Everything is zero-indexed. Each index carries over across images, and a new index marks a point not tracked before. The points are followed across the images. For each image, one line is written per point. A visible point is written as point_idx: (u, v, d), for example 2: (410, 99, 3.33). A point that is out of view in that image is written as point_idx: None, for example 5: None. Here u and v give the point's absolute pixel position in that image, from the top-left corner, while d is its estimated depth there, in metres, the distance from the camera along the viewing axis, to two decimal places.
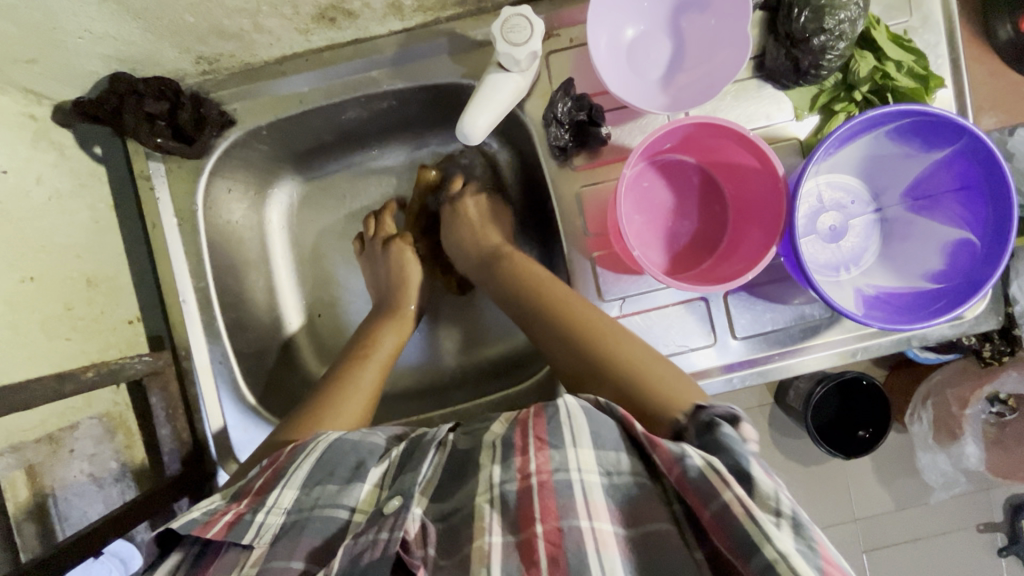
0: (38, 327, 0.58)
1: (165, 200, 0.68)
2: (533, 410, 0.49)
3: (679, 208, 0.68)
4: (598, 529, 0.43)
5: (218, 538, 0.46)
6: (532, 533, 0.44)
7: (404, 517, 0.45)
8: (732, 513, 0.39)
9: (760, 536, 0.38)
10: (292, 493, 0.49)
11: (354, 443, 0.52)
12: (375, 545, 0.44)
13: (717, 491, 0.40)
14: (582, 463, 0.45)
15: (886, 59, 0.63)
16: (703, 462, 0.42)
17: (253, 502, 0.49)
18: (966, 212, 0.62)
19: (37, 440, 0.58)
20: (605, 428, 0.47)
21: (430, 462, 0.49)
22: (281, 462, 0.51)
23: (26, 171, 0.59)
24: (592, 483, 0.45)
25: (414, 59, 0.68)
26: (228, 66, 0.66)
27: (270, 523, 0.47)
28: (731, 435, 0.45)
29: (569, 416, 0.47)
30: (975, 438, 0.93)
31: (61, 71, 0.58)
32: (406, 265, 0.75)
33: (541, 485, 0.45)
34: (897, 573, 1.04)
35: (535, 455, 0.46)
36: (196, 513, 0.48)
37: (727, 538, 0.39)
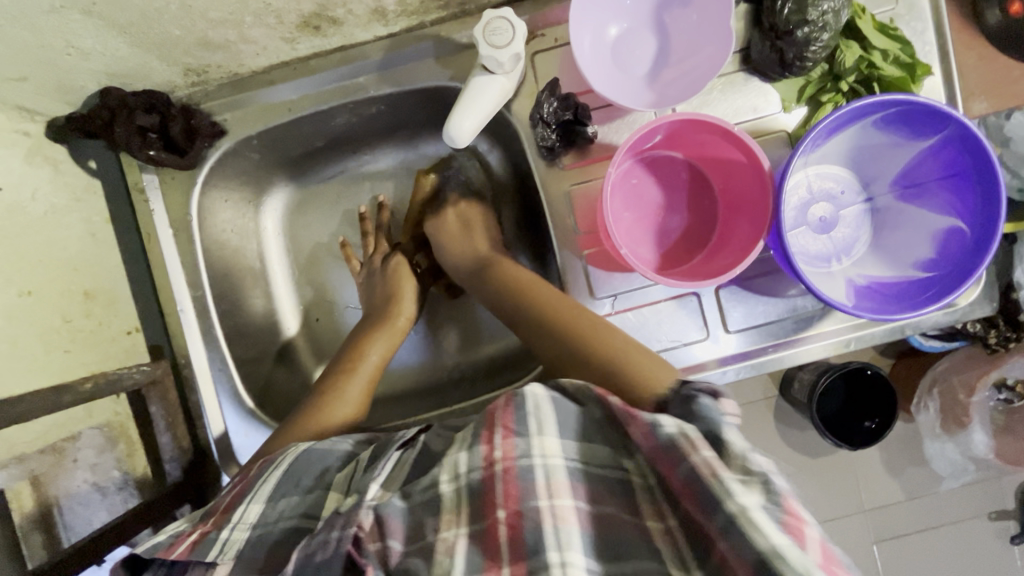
0: (37, 340, 0.59)
1: (160, 212, 0.69)
2: (503, 394, 0.50)
3: (668, 204, 0.68)
4: (557, 506, 0.43)
5: (182, 557, 0.47)
6: (494, 520, 0.44)
7: (354, 513, 0.46)
8: (701, 473, 0.39)
9: (723, 492, 0.37)
10: (258, 507, 0.50)
11: (320, 451, 0.54)
12: (326, 545, 0.45)
13: (684, 453, 0.40)
14: (546, 449, 0.46)
15: (872, 48, 0.63)
16: (676, 428, 0.42)
17: (218, 521, 0.50)
18: (955, 199, 0.62)
19: (41, 450, 0.59)
20: (569, 417, 0.48)
21: (394, 459, 0.51)
22: (248, 482, 0.54)
23: (22, 187, 0.60)
24: (556, 466, 0.45)
25: (400, 64, 0.68)
26: (217, 77, 0.67)
27: (234, 539, 0.49)
28: (711, 406, 0.45)
29: (535, 406, 0.47)
30: (982, 425, 0.93)
31: (51, 87, 0.59)
32: (399, 274, 0.76)
33: (506, 472, 0.45)
34: (907, 562, 1.04)
35: (501, 442, 0.46)
36: (162, 536, 0.50)
37: (696, 499, 0.39)
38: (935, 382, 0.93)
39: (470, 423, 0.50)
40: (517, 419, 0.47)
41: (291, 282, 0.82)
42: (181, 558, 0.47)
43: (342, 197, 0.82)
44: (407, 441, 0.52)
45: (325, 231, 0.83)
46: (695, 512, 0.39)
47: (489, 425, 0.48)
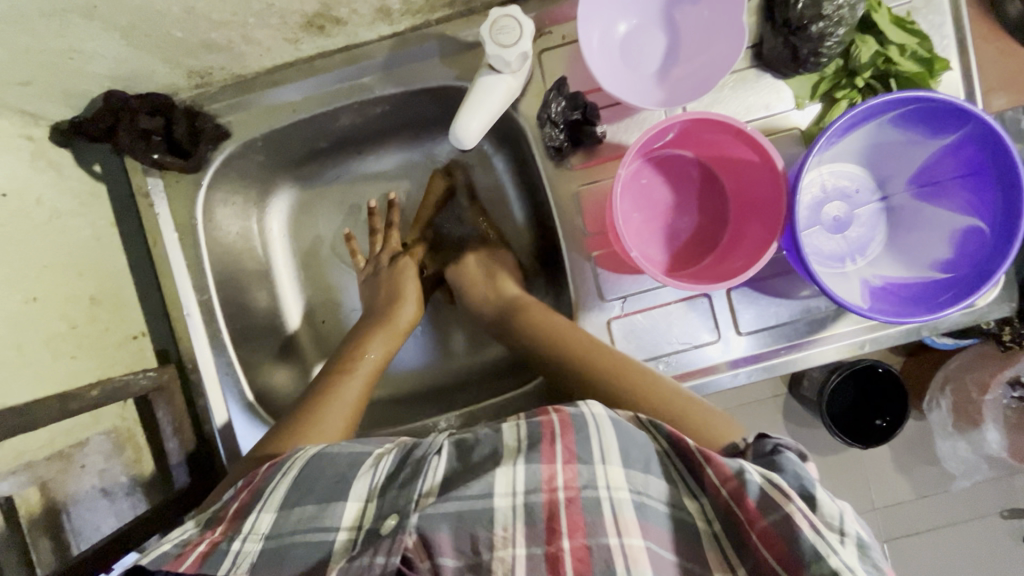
0: (43, 346, 0.58)
1: (165, 215, 0.69)
2: (560, 419, 0.51)
3: (678, 204, 0.67)
4: (627, 544, 0.44)
5: (190, 571, 0.45)
6: (558, 548, 0.45)
7: (401, 536, 0.45)
8: (795, 524, 0.40)
9: (825, 548, 0.39)
10: (270, 516, 0.49)
11: (332, 457, 0.53)
12: (371, 568, 0.45)
13: (777, 504, 0.41)
14: (612, 481, 0.47)
15: (888, 43, 0.61)
16: (763, 479, 0.43)
17: (228, 531, 0.49)
18: (974, 198, 0.60)
19: (49, 457, 0.59)
20: (633, 447, 0.49)
21: (428, 469, 0.50)
22: (258, 486, 0.53)
23: (27, 193, 0.60)
24: (621, 500, 0.46)
25: (404, 63, 0.67)
26: (220, 78, 0.66)
27: (247, 550, 0.47)
28: (792, 458, 0.47)
29: (597, 428, 0.49)
30: (995, 423, 0.91)
31: (54, 91, 0.59)
32: (404, 274, 0.76)
33: (569, 501, 0.47)
34: (921, 562, 1.02)
35: (563, 469, 0.48)
36: (168, 545, 0.48)
37: (786, 552, 0.40)
38: (947, 380, 0.93)
39: (515, 439, 0.50)
40: (579, 443, 0.49)
41: (297, 284, 0.81)
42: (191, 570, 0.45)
43: (347, 198, 0.82)
44: (435, 451, 0.52)
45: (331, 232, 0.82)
46: (779, 566, 0.40)
47: (548, 443, 0.49)
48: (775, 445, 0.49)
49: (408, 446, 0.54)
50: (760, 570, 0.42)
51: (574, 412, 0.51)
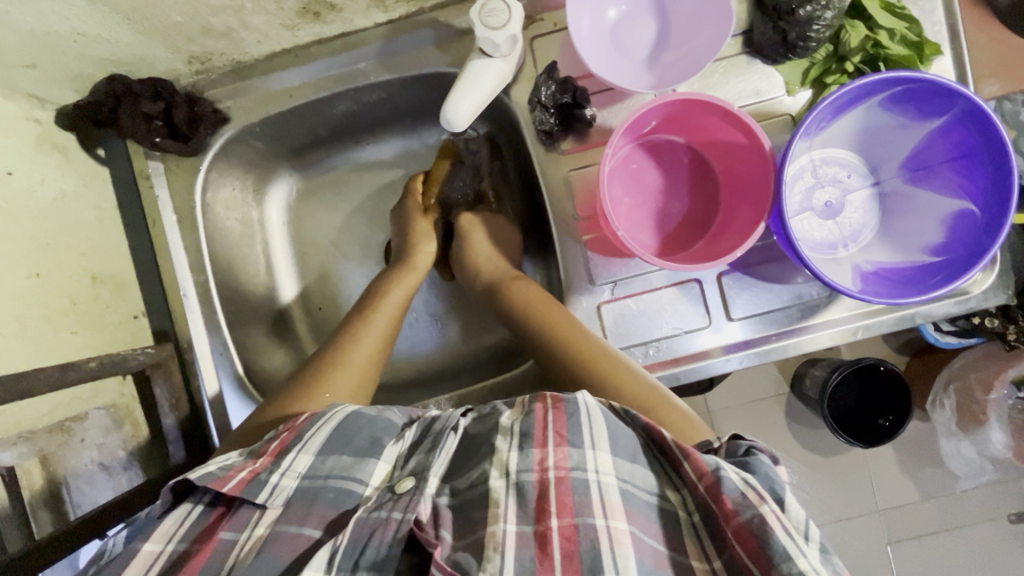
0: (44, 321, 0.60)
1: (165, 198, 0.71)
2: (552, 401, 0.50)
3: (668, 189, 0.68)
4: (612, 526, 0.43)
5: (234, 492, 0.48)
6: (546, 527, 0.44)
7: (418, 498, 0.47)
8: (769, 526, 0.40)
9: (795, 550, 0.39)
10: (308, 457, 0.50)
11: (370, 419, 0.53)
12: (387, 524, 0.45)
13: (751, 504, 0.41)
14: (600, 465, 0.46)
15: (878, 28, 0.62)
16: (740, 480, 0.43)
17: (271, 460, 0.50)
18: (964, 181, 0.60)
19: (49, 428, 0.60)
20: (622, 436, 0.49)
21: (443, 448, 0.51)
22: (298, 427, 0.52)
23: (32, 173, 0.61)
24: (609, 484, 0.46)
25: (399, 51, 0.69)
26: (220, 64, 0.68)
27: (283, 485, 0.49)
28: (763, 460, 0.46)
29: (589, 416, 0.49)
30: (1001, 425, 0.90)
31: (59, 74, 0.61)
32: (419, 232, 0.75)
33: (559, 481, 0.46)
34: (924, 563, 1.01)
35: (554, 451, 0.47)
36: (214, 465, 0.49)
37: (757, 550, 0.40)
38: (951, 379, 0.92)
39: (511, 420, 0.50)
40: (569, 428, 0.48)
41: (295, 270, 0.82)
42: (232, 493, 0.48)
43: (345, 186, 0.83)
44: (453, 426, 0.52)
45: (330, 220, 0.83)
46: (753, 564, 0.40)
47: (541, 427, 0.49)
48: (748, 446, 0.47)
49: (430, 419, 0.55)
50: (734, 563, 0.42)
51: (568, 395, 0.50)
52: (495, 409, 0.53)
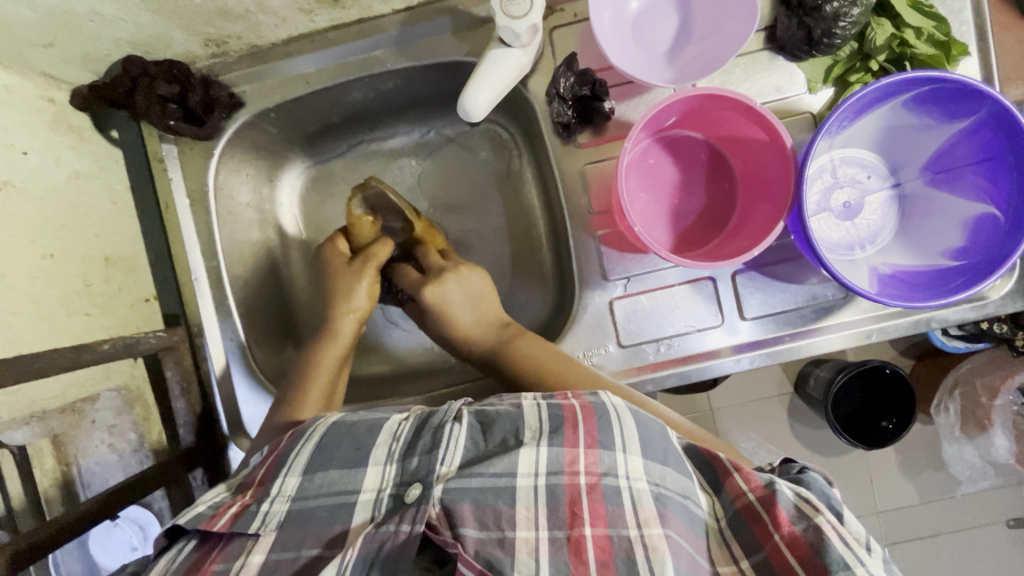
0: (58, 302, 0.60)
1: (178, 181, 0.70)
2: (581, 404, 0.51)
3: (685, 185, 0.67)
4: (646, 534, 0.44)
5: (225, 530, 0.48)
6: (580, 534, 0.44)
7: (424, 505, 0.46)
8: (824, 536, 0.41)
9: (853, 559, 0.40)
10: (295, 479, 0.50)
11: (352, 425, 0.53)
12: (395, 536, 0.46)
13: (806, 516, 0.43)
14: (631, 470, 0.47)
15: (905, 26, 0.61)
16: (794, 493, 0.45)
17: (257, 494, 0.50)
18: (989, 185, 0.59)
19: (60, 409, 0.61)
20: (652, 438, 0.49)
21: (449, 439, 0.50)
22: (280, 454, 0.53)
23: (47, 153, 0.61)
24: (641, 491, 0.46)
25: (417, 38, 0.68)
26: (236, 48, 0.67)
27: (275, 511, 0.49)
28: (817, 479, 0.48)
29: (619, 420, 0.49)
30: (1005, 430, 0.89)
31: (75, 53, 0.60)
32: (349, 295, 0.70)
33: (591, 487, 0.46)
34: (921, 566, 1.01)
35: (585, 453, 0.47)
36: (202, 507, 0.50)
37: (813, 558, 0.41)
38: (956, 384, 0.92)
39: (536, 417, 0.50)
40: (601, 430, 0.48)
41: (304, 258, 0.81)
42: (224, 531, 0.48)
43: (356, 173, 0.82)
44: (453, 418, 0.52)
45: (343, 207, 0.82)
46: (804, 574, 0.41)
47: (571, 428, 0.48)
48: (801, 466, 0.50)
49: (424, 414, 0.53)
50: (769, 562, 0.43)
51: (594, 400, 0.51)
52: (490, 410, 0.52)
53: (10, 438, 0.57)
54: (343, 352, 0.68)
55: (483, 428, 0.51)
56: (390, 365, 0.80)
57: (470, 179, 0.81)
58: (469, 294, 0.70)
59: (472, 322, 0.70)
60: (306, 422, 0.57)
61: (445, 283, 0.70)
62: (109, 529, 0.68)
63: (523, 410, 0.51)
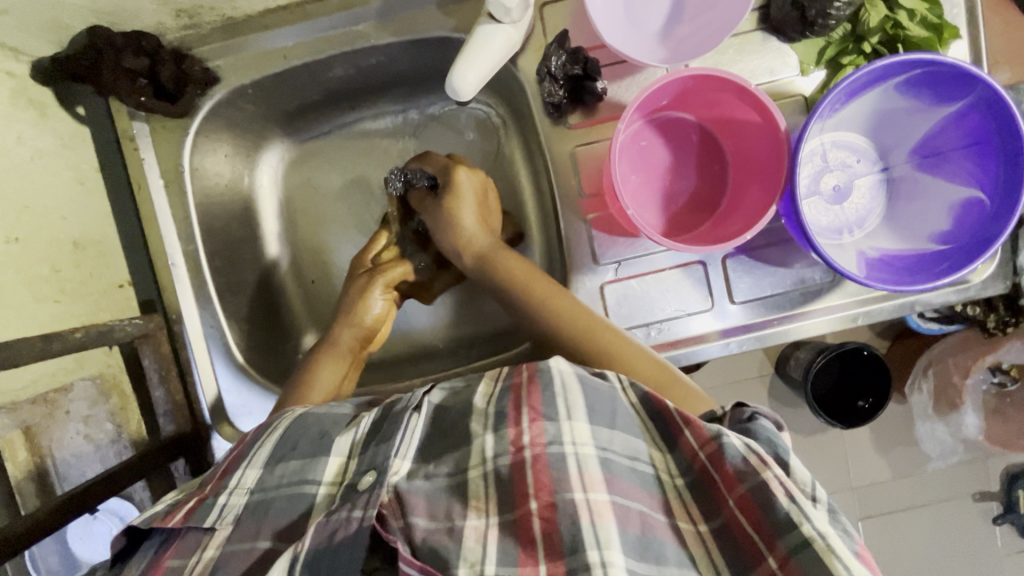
0: (25, 288, 0.57)
1: (151, 160, 0.67)
2: (529, 375, 0.49)
3: (677, 167, 0.66)
4: (592, 499, 0.43)
5: (180, 524, 0.47)
6: (527, 510, 0.44)
7: (376, 491, 0.45)
8: (771, 493, 0.40)
9: (798, 515, 0.39)
10: (255, 471, 0.49)
11: (318, 416, 0.52)
12: (348, 523, 0.44)
13: (753, 470, 0.41)
14: (577, 436, 0.46)
15: (898, 8, 0.60)
16: (743, 444, 0.42)
17: (215, 487, 0.49)
18: (976, 169, 0.60)
19: (32, 401, 0.59)
20: (599, 403, 0.47)
21: (407, 425, 0.49)
22: (243, 447, 0.52)
23: (6, 130, 0.57)
24: (587, 455, 0.45)
25: (402, 12, 0.65)
26: (210, 19, 0.64)
27: (232, 504, 0.48)
28: (767, 425, 0.46)
29: (563, 386, 0.48)
30: (975, 408, 0.94)
31: (33, 22, 0.56)
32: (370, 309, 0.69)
33: (536, 459, 0.45)
34: (893, 539, 1.05)
35: (529, 428, 0.46)
36: (158, 505, 0.49)
37: (760, 517, 0.40)
38: (930, 364, 0.94)
39: (492, 402, 0.49)
40: (546, 402, 0.47)
41: (286, 242, 0.79)
42: (178, 526, 0.47)
43: (340, 153, 0.79)
44: (414, 406, 0.51)
45: (325, 189, 0.79)
46: (755, 532, 0.41)
47: (515, 406, 0.48)
48: (751, 412, 0.47)
49: (389, 404, 0.52)
50: (727, 526, 0.43)
51: (542, 367, 0.49)
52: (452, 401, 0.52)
53: None
54: (359, 345, 0.69)
55: (445, 419, 0.51)
56: (375, 351, 0.79)
57: None
58: (477, 193, 0.68)
59: (473, 220, 0.68)
60: (268, 418, 0.55)
61: (456, 172, 0.68)
62: (87, 522, 0.66)
63: (475, 396, 0.51)
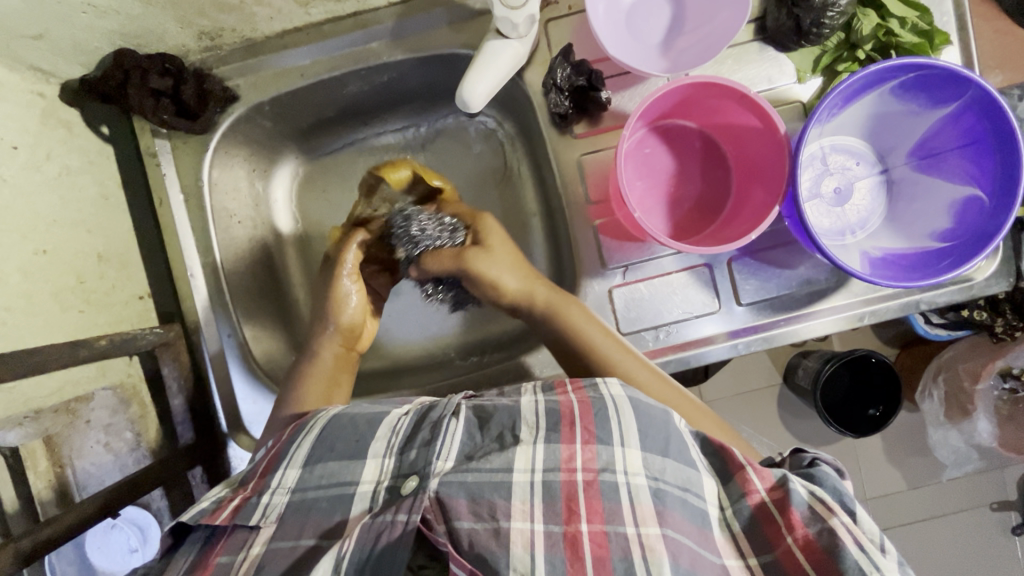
0: (52, 297, 0.59)
1: (172, 175, 0.70)
2: (577, 397, 0.52)
3: (681, 174, 0.68)
4: (644, 533, 0.44)
5: (226, 522, 0.48)
6: (577, 529, 0.45)
7: (420, 496, 0.46)
8: (839, 539, 0.42)
9: (869, 566, 0.40)
10: (295, 471, 0.50)
11: (352, 417, 0.53)
12: (393, 527, 0.45)
13: (820, 518, 0.43)
14: (629, 465, 0.47)
15: (889, 17, 0.63)
16: (807, 492, 0.45)
17: (258, 486, 0.51)
18: (972, 168, 0.61)
19: (55, 409, 0.60)
20: (652, 427, 0.49)
21: (446, 432, 0.50)
22: (282, 447, 0.53)
23: (36, 148, 0.60)
24: (639, 485, 0.46)
25: (413, 31, 0.69)
26: (230, 41, 0.67)
27: (275, 503, 0.49)
28: (829, 472, 0.48)
29: (617, 413, 0.50)
30: (988, 414, 0.91)
31: (64, 46, 0.59)
32: (346, 299, 0.68)
33: (588, 484, 0.47)
34: (911, 553, 1.03)
35: (582, 449, 0.48)
36: (204, 502, 0.51)
37: (826, 563, 0.42)
38: (940, 369, 0.94)
39: (532, 413, 0.50)
40: (597, 424, 0.49)
41: (299, 255, 0.80)
42: (225, 524, 0.48)
43: (353, 168, 0.81)
44: (451, 412, 0.52)
45: (338, 202, 0.81)
46: None
47: (568, 425, 0.49)
48: (813, 458, 0.50)
49: (423, 408, 0.54)
50: (778, 562, 0.44)
51: (594, 394, 0.51)
52: (487, 405, 0.52)
53: (2, 440, 0.56)
54: (344, 348, 0.69)
55: (480, 422, 0.51)
56: (389, 360, 0.80)
57: (465, 173, 0.81)
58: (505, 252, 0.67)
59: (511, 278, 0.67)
60: (308, 415, 0.57)
61: (472, 253, 0.66)
62: (108, 531, 0.68)
63: (519, 403, 0.52)
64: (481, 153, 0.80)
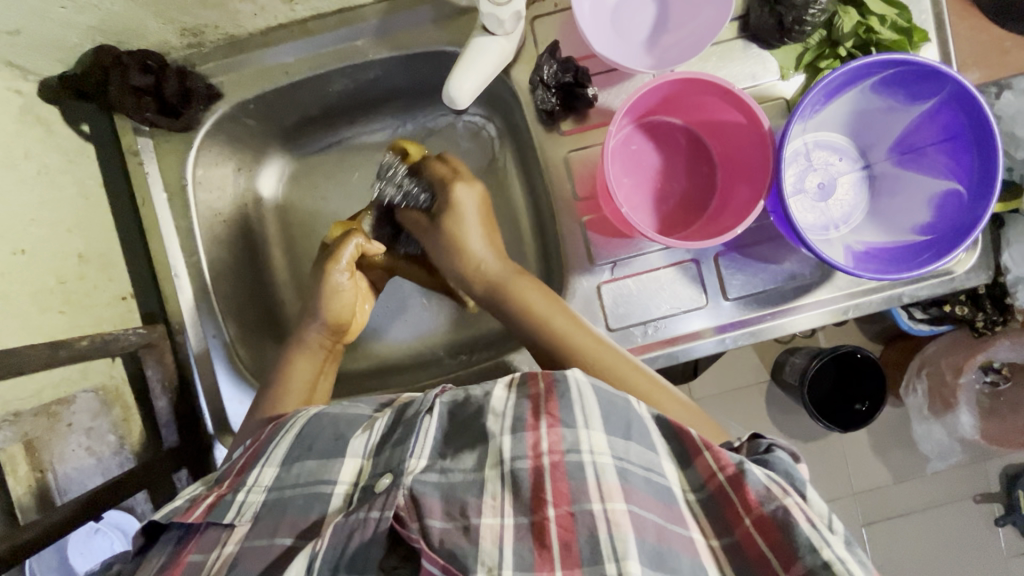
0: (30, 298, 0.58)
1: (154, 174, 0.69)
2: (545, 384, 0.50)
3: (666, 170, 0.69)
4: (609, 509, 0.44)
5: (200, 520, 0.48)
6: (544, 517, 0.45)
7: (392, 493, 0.45)
8: (792, 518, 0.41)
9: (819, 541, 0.40)
10: (272, 469, 0.50)
11: (331, 418, 0.54)
12: (365, 524, 0.45)
13: (775, 497, 0.42)
14: (594, 445, 0.47)
15: (869, 14, 0.64)
16: (764, 473, 0.44)
17: (233, 484, 0.50)
18: (951, 163, 0.62)
19: (35, 412, 0.59)
20: (616, 412, 0.49)
21: (420, 430, 0.49)
22: (260, 445, 0.54)
23: (14, 146, 0.59)
24: (605, 465, 0.46)
25: (399, 28, 0.68)
26: (213, 38, 0.66)
27: (251, 501, 0.49)
28: (783, 457, 0.47)
29: (581, 397, 0.49)
30: (969, 406, 0.93)
31: (42, 42, 0.58)
32: (341, 290, 0.69)
33: (554, 466, 0.46)
34: (897, 545, 1.05)
35: (548, 433, 0.47)
36: (179, 500, 0.50)
37: (780, 540, 0.41)
38: (923, 365, 0.94)
39: (504, 404, 0.50)
40: (563, 408, 0.49)
41: (286, 255, 0.79)
42: (198, 522, 0.48)
43: (340, 167, 0.80)
44: (427, 408, 0.51)
45: (325, 201, 0.80)
46: (772, 556, 0.41)
47: (533, 413, 0.49)
48: (768, 444, 0.49)
49: (401, 407, 0.53)
50: (739, 544, 0.43)
51: (559, 376, 0.51)
52: (463, 399, 0.52)
53: None
54: (332, 340, 0.70)
55: (456, 419, 0.51)
56: (377, 360, 0.79)
57: None
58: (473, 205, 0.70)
59: (479, 244, 0.69)
60: (286, 415, 0.57)
61: (454, 190, 0.69)
62: (90, 536, 0.67)
63: (490, 398, 0.51)
64: (469, 151, 0.80)
